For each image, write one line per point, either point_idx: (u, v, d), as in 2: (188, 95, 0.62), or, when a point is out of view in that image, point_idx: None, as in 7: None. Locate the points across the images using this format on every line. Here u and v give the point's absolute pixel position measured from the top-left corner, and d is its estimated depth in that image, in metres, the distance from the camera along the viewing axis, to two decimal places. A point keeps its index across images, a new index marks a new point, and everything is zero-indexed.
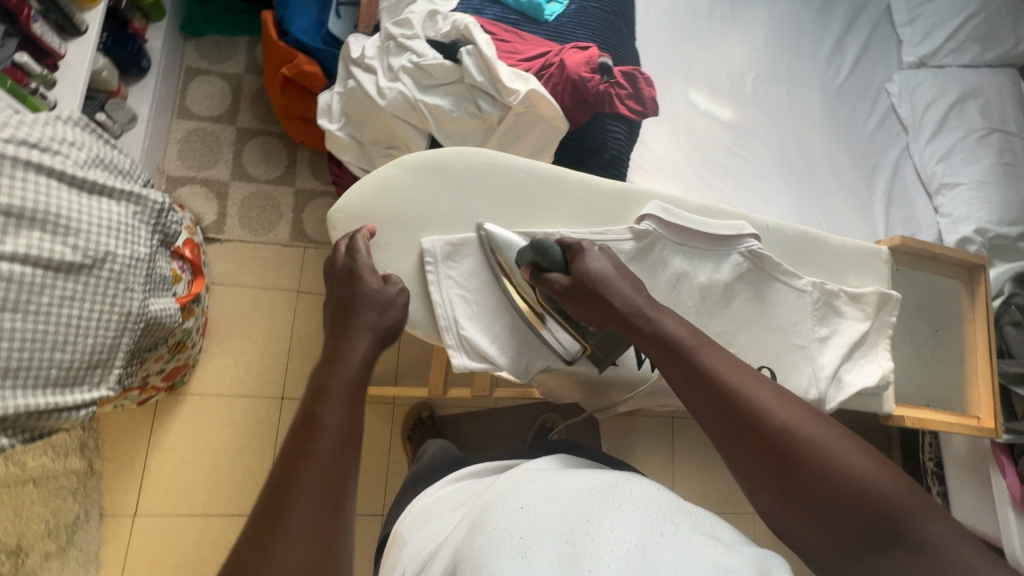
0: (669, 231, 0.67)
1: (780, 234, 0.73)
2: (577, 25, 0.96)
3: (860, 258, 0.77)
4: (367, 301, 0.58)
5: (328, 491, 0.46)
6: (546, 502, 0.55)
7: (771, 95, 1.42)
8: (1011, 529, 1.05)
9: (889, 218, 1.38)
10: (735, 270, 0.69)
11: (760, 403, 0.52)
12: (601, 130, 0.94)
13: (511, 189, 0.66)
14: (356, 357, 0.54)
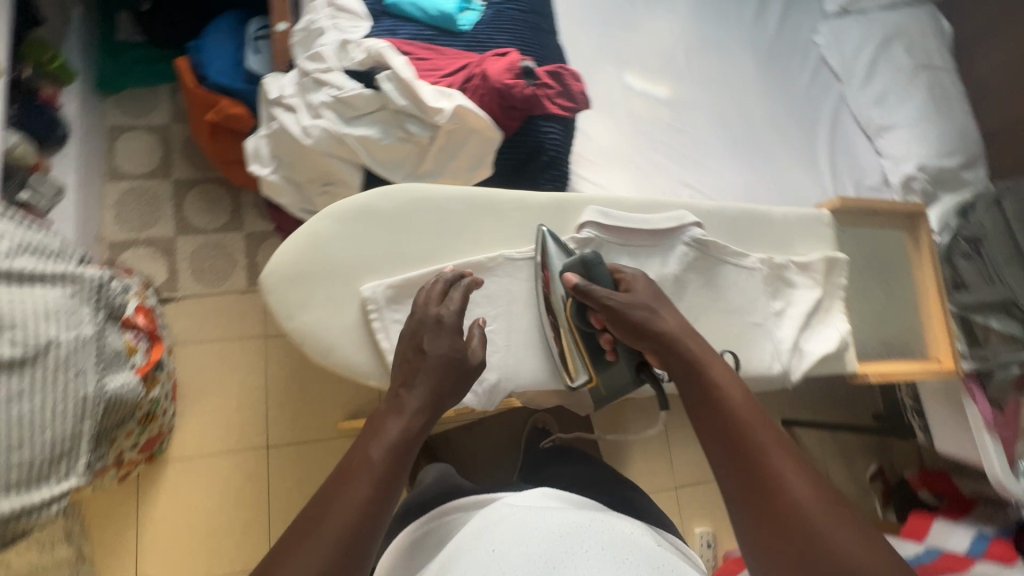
0: (609, 233, 0.69)
1: (722, 216, 0.74)
2: (495, 31, 0.95)
3: (804, 225, 0.78)
4: (441, 343, 0.59)
5: (352, 537, 0.46)
6: (521, 538, 0.60)
7: (704, 66, 1.43)
8: (988, 453, 1.09)
9: (836, 168, 1.40)
10: (683, 260, 0.70)
11: (762, 452, 0.51)
12: (537, 134, 0.93)
13: (442, 223, 0.69)
14: (416, 410, 0.55)
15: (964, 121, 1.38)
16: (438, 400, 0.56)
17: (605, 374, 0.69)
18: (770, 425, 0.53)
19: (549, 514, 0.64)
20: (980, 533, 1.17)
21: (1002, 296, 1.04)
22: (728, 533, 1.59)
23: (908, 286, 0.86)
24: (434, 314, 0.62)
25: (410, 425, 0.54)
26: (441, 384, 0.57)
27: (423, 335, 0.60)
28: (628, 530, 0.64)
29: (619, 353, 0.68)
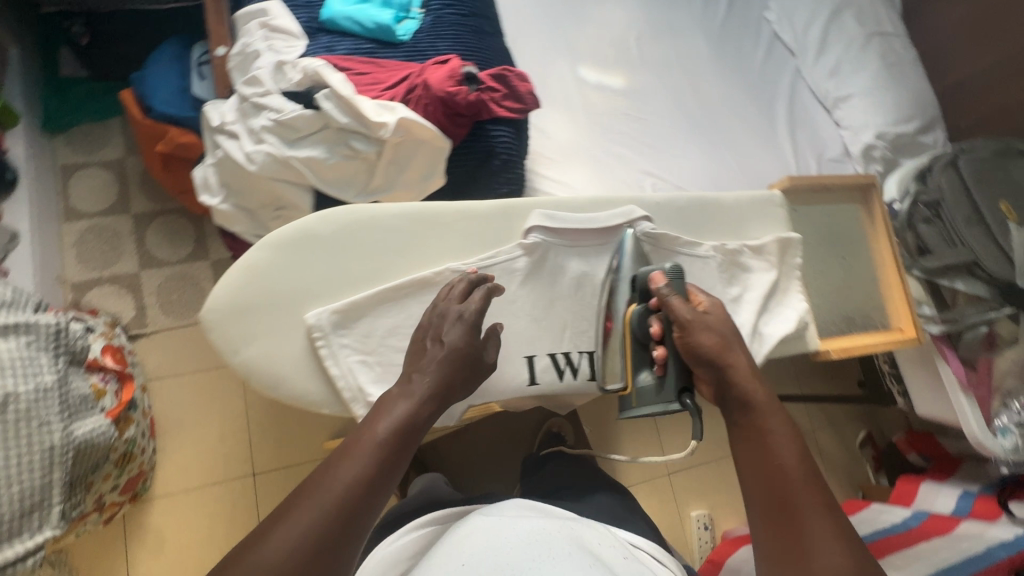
0: (558, 237, 0.67)
1: (672, 207, 0.74)
2: (435, 39, 0.94)
3: (758, 207, 0.78)
4: (456, 335, 0.58)
5: (346, 513, 0.47)
6: (495, 544, 0.64)
7: (658, 53, 1.43)
8: (966, 415, 1.09)
9: (796, 142, 1.40)
10: (634, 255, 0.69)
11: (807, 513, 0.51)
12: (487, 138, 0.92)
13: (387, 240, 0.64)
14: (424, 399, 0.55)
15: (919, 85, 1.38)
16: (445, 391, 0.56)
17: (642, 384, 0.65)
18: (822, 488, 0.53)
19: (524, 519, 0.68)
20: (966, 492, 1.19)
21: (965, 258, 1.05)
22: (724, 514, 1.60)
23: (866, 258, 0.87)
24: (459, 309, 0.60)
25: (414, 412, 0.54)
26: (450, 375, 0.57)
27: (441, 325, 0.59)
28: (595, 542, 0.70)
29: (667, 371, 0.63)
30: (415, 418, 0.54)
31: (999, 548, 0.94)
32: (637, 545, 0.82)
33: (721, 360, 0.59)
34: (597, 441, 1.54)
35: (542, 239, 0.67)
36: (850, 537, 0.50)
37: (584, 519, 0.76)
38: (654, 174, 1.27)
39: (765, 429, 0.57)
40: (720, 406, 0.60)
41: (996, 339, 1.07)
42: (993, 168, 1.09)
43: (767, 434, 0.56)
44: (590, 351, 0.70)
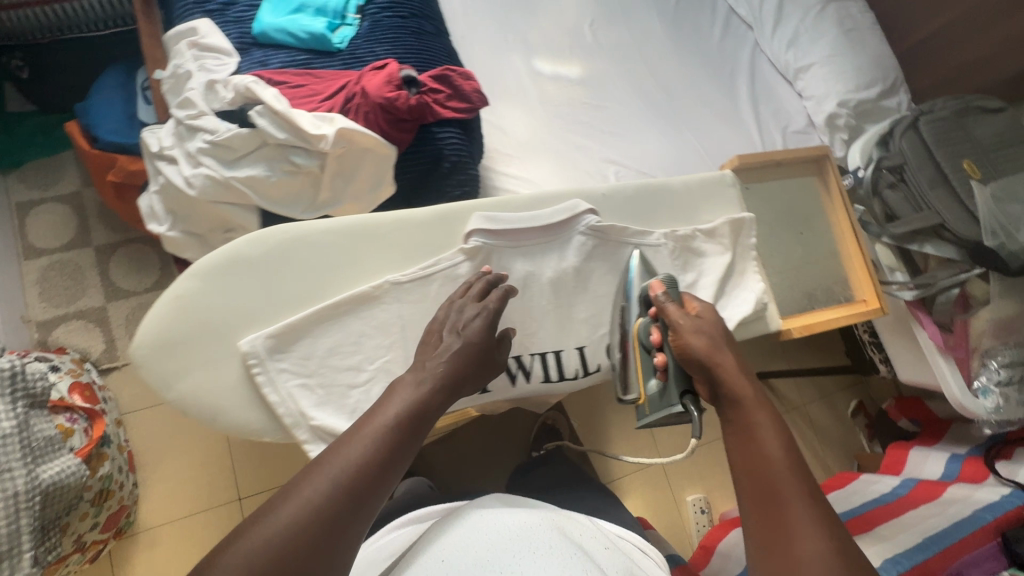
0: (500, 240, 0.65)
1: (619, 196, 0.72)
2: (373, 44, 0.92)
3: (708, 190, 0.76)
4: (473, 331, 0.58)
5: (351, 501, 0.46)
6: (484, 536, 0.65)
7: (613, 38, 1.41)
8: (946, 376, 1.10)
9: (760, 117, 1.39)
10: (581, 251, 0.68)
11: (793, 506, 0.49)
12: (433, 141, 0.90)
13: (321, 257, 0.61)
14: (434, 384, 0.55)
15: (879, 48, 1.36)
16: (457, 384, 0.56)
17: (650, 392, 0.63)
18: (811, 483, 0.51)
19: (509, 513, 0.69)
20: (954, 455, 1.18)
21: (931, 221, 1.02)
22: (720, 495, 1.60)
23: (824, 230, 0.87)
24: (479, 306, 0.60)
25: (428, 401, 0.54)
26: (462, 369, 0.57)
27: (456, 317, 0.59)
28: (578, 534, 0.69)
29: (670, 376, 0.62)
30: (427, 409, 0.54)
31: (985, 511, 0.93)
32: (621, 536, 0.83)
33: (713, 359, 0.58)
34: (587, 434, 1.54)
35: (484, 242, 0.65)
36: (838, 532, 0.47)
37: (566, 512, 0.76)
38: (618, 161, 1.25)
39: (754, 423, 0.55)
40: (715, 407, 0.58)
41: (970, 300, 1.05)
42: (953, 127, 1.07)
43: (755, 428, 0.54)
44: (542, 352, 0.68)
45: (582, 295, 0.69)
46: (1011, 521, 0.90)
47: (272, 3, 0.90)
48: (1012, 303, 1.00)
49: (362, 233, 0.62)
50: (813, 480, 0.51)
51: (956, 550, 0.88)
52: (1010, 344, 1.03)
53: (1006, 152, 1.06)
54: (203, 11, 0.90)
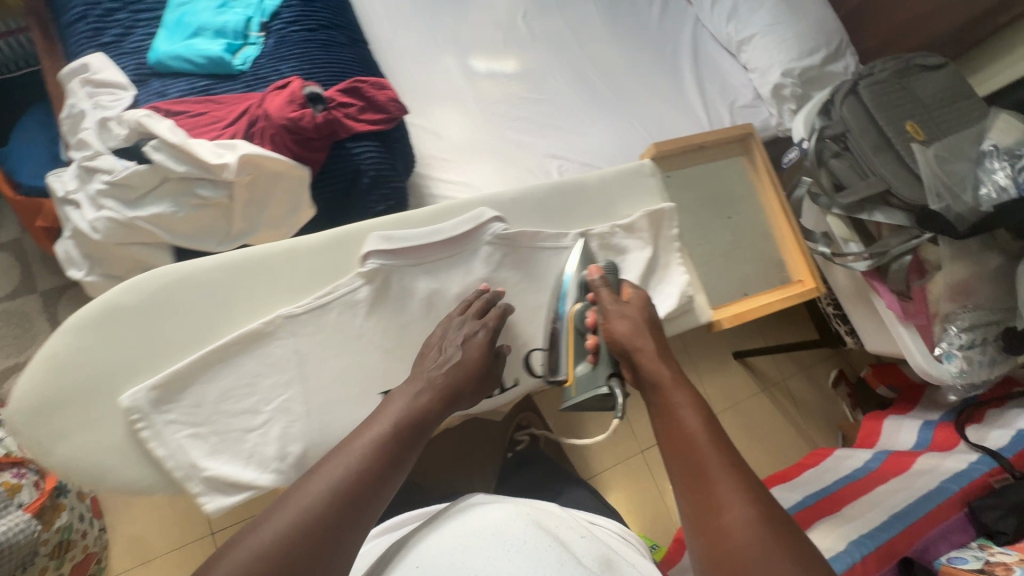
0: (400, 259, 0.62)
1: (533, 198, 0.70)
2: (278, 62, 0.89)
3: (626, 181, 0.75)
4: (474, 346, 0.63)
5: (351, 502, 0.49)
6: (461, 538, 0.65)
7: (549, 28, 1.37)
8: (908, 344, 1.07)
9: (705, 95, 1.35)
10: (489, 261, 0.66)
11: (718, 476, 0.51)
12: (349, 157, 0.87)
13: (212, 295, 0.61)
14: (427, 395, 0.58)
15: (821, 12, 1.32)
16: (454, 396, 0.60)
17: (579, 374, 0.66)
18: (731, 452, 0.53)
19: (485, 514, 0.69)
20: (927, 422, 1.15)
21: (877, 188, 0.99)
22: None
23: (757, 210, 0.89)
24: (477, 323, 0.64)
25: (427, 410, 0.57)
26: (463, 381, 0.61)
27: (451, 334, 0.63)
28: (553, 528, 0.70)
29: (599, 358, 0.65)
30: (424, 417, 0.57)
31: (950, 481, 0.92)
32: (596, 521, 0.86)
33: (638, 347, 0.61)
34: (563, 432, 1.52)
35: (384, 263, 0.62)
36: (762, 495, 0.50)
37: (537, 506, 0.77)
38: (562, 154, 1.22)
39: (673, 404, 0.57)
40: (637, 389, 0.62)
41: (924, 265, 1.02)
42: (894, 88, 1.03)
43: (676, 407, 0.57)
44: None
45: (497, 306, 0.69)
46: (976, 492, 0.89)
47: (168, 29, 0.87)
48: (965, 265, 0.97)
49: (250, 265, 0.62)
50: (734, 449, 0.54)
51: (923, 525, 0.86)
52: (970, 307, 0.99)
53: (951, 109, 1.02)
54: (96, 44, 0.87)
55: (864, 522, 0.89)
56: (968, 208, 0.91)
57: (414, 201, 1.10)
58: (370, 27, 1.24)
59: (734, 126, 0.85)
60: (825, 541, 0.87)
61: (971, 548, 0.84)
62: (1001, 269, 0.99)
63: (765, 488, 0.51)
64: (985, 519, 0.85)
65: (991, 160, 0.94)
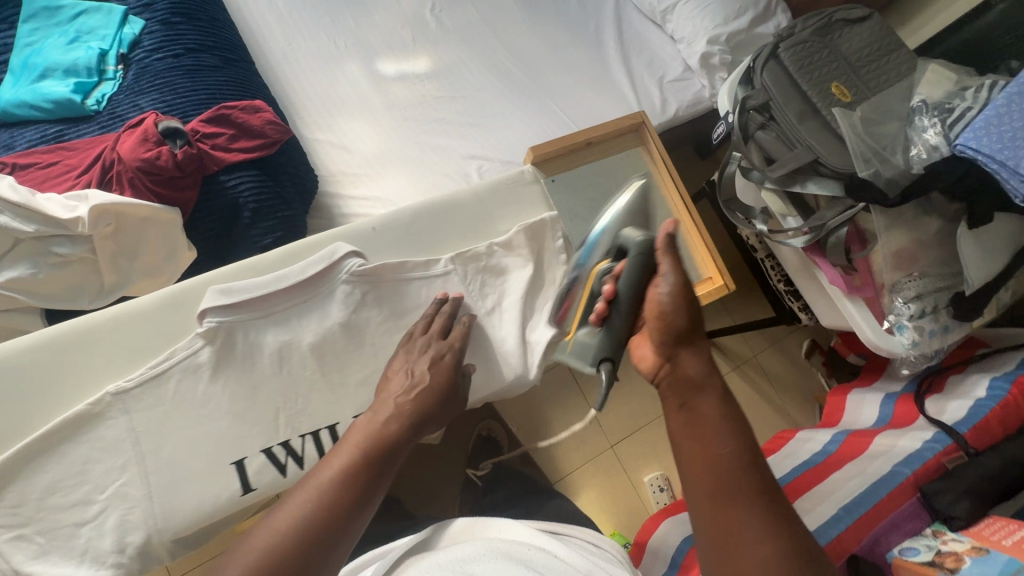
0: (240, 314, 0.56)
1: (395, 226, 0.66)
2: (136, 96, 0.83)
3: (501, 192, 0.71)
4: (443, 370, 0.58)
5: (312, 548, 0.46)
6: (443, 568, 0.63)
7: (461, 19, 1.28)
8: (855, 318, 0.98)
9: (632, 72, 1.27)
10: (348, 303, 0.60)
11: (745, 506, 0.47)
12: (224, 192, 0.81)
13: (22, 387, 0.54)
14: (402, 422, 0.54)
15: None
16: (422, 421, 0.55)
17: (582, 337, 0.62)
18: (765, 478, 0.49)
19: (459, 548, 0.68)
20: (888, 395, 1.09)
21: (805, 158, 0.91)
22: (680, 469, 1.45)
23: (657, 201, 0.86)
24: (444, 344, 0.60)
25: (392, 440, 0.53)
26: (428, 407, 0.56)
27: (418, 361, 0.58)
28: (523, 551, 0.68)
29: (605, 326, 0.61)
30: (392, 444, 0.53)
31: (902, 464, 0.88)
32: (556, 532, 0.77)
33: (688, 333, 0.57)
34: (527, 436, 1.42)
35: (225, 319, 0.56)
36: (789, 531, 0.46)
37: (506, 527, 0.74)
38: (482, 155, 1.14)
39: (709, 412, 0.52)
40: (663, 386, 0.56)
41: (864, 234, 0.96)
42: (817, 48, 0.96)
43: (711, 417, 0.52)
44: (314, 430, 0.59)
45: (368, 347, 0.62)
46: (929, 475, 0.85)
47: (14, 75, 0.82)
48: (903, 232, 0.90)
49: (76, 338, 0.56)
50: (766, 472, 0.50)
51: (872, 517, 0.82)
52: (916, 275, 0.93)
53: (879, 64, 0.95)
54: None
55: (813, 517, 0.84)
56: (899, 170, 0.84)
57: (322, 222, 1.04)
58: (264, 41, 1.16)
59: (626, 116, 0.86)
60: None
61: (924, 536, 0.79)
62: (943, 232, 0.92)
63: (792, 522, 0.47)
64: (937, 504, 0.80)
65: (920, 117, 0.87)
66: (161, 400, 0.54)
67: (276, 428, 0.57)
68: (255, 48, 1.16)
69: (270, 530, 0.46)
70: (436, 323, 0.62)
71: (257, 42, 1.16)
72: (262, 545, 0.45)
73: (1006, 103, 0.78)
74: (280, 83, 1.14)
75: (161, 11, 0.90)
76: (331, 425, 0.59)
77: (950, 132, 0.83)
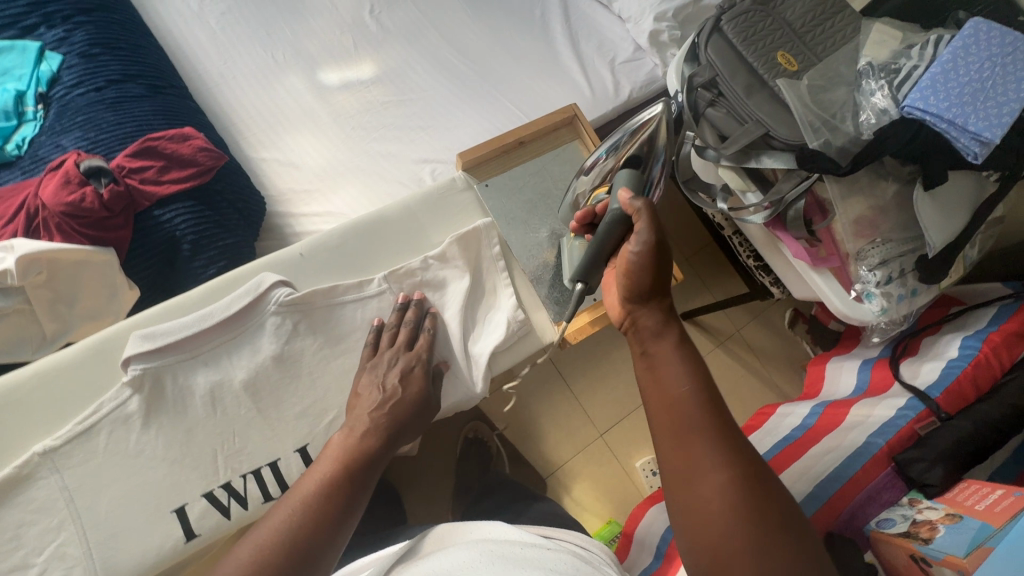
0: (165, 358, 0.58)
1: (326, 248, 0.68)
2: (58, 136, 0.81)
3: (431, 206, 0.73)
4: (414, 381, 0.61)
5: (320, 524, 0.49)
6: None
7: (402, 18, 1.23)
8: (822, 288, 0.96)
9: (582, 56, 1.23)
10: (279, 334, 0.62)
11: (698, 440, 0.49)
12: (159, 227, 0.79)
13: None
14: (396, 413, 0.58)
15: None
16: (397, 433, 0.58)
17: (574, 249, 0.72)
18: (718, 412, 0.51)
19: (447, 554, 0.57)
20: (865, 361, 1.08)
21: (756, 133, 0.89)
22: None
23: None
24: (411, 355, 0.62)
25: (373, 453, 0.56)
26: (403, 416, 0.59)
27: (388, 375, 0.60)
28: (518, 548, 0.57)
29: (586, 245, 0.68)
30: (377, 451, 0.56)
31: (876, 434, 0.87)
32: (548, 537, 0.66)
33: (653, 290, 0.58)
34: (515, 435, 1.40)
35: (151, 364, 0.58)
36: (742, 458, 0.49)
37: (494, 527, 0.62)
38: (433, 157, 1.10)
39: (665, 359, 0.55)
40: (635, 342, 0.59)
41: (825, 204, 0.93)
42: (760, 17, 0.92)
43: (664, 364, 0.55)
44: (255, 469, 0.60)
45: (305, 374, 0.63)
46: (903, 443, 0.84)
47: None
48: (861, 199, 0.88)
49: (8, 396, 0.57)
50: (720, 401, 0.52)
51: (847, 492, 0.82)
52: (878, 242, 0.90)
53: (824, 28, 0.92)
54: None
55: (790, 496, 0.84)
56: (849, 138, 0.82)
57: (274, 243, 1.01)
58: (200, 63, 1.13)
59: (556, 110, 0.81)
60: None
61: (901, 506, 0.79)
62: (901, 195, 0.90)
63: (747, 448, 0.49)
64: (911, 473, 0.79)
65: (868, 80, 0.85)
66: (93, 454, 0.56)
67: (217, 471, 0.59)
68: (190, 71, 1.12)
69: (279, 520, 0.49)
70: (401, 326, 0.65)
71: (193, 65, 1.13)
72: (256, 552, 0.46)
73: (951, 59, 0.76)
74: (220, 105, 1.11)
75: (79, 44, 0.87)
76: (272, 461, 0.60)
77: (898, 94, 0.81)
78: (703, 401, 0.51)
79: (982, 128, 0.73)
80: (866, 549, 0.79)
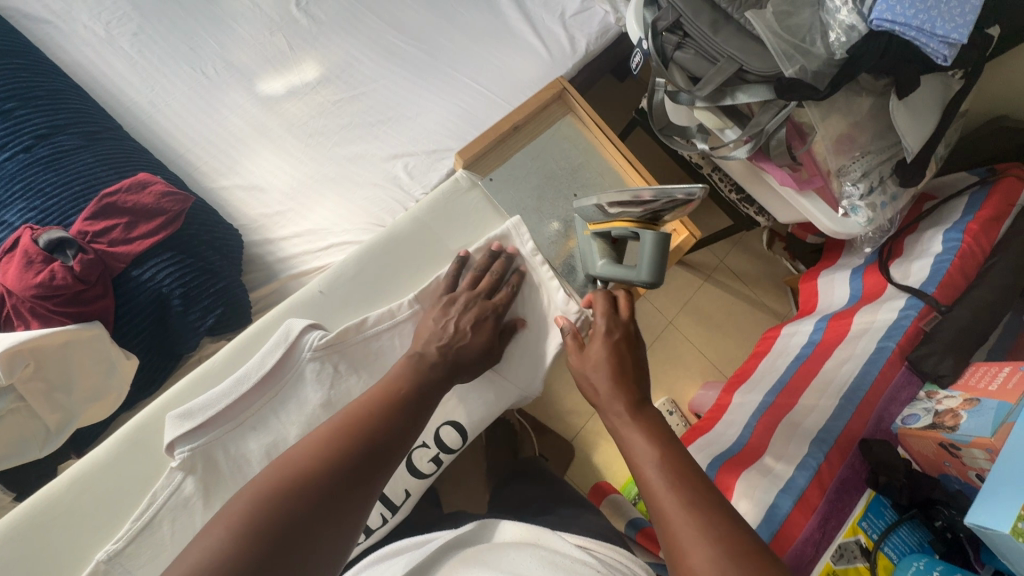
0: (207, 433, 0.56)
1: (347, 274, 0.71)
2: (2, 211, 0.73)
3: (440, 212, 0.75)
4: (485, 328, 0.64)
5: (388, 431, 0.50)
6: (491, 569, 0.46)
7: (332, 6, 1.14)
8: (812, 212, 0.99)
9: (529, 13, 1.18)
10: (321, 376, 0.61)
11: (675, 514, 0.45)
12: (142, 287, 0.73)
13: (25, 565, 0.54)
14: (473, 344, 0.62)
15: None
16: (461, 374, 0.61)
17: (593, 249, 0.70)
18: (688, 483, 0.47)
19: (497, 549, 0.51)
20: (855, 271, 1.13)
21: (729, 71, 0.87)
22: (684, 388, 1.48)
23: (600, 166, 0.83)
24: (489, 303, 0.66)
25: (434, 383, 0.57)
26: (473, 357, 0.62)
27: (463, 318, 0.64)
28: (567, 562, 0.49)
29: (614, 263, 0.67)
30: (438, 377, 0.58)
31: (885, 338, 0.91)
32: (587, 545, 0.54)
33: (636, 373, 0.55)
34: (535, 407, 1.41)
35: (196, 441, 0.57)
36: (734, 532, 0.43)
37: (554, 536, 0.53)
38: (404, 151, 1.03)
39: (630, 440, 0.52)
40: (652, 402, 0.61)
41: (802, 128, 0.93)
42: None
43: (630, 449, 0.52)
44: None
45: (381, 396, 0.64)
46: (911, 342, 0.90)
47: None
48: (838, 118, 0.88)
49: (72, 498, 0.57)
50: (691, 473, 0.48)
51: (872, 401, 0.87)
52: (859, 155, 0.93)
53: None
54: None
55: (819, 414, 0.89)
56: (822, 61, 0.81)
57: (259, 275, 0.95)
58: (124, 95, 1.02)
59: (543, 89, 0.84)
60: (788, 449, 0.87)
61: (920, 400, 0.86)
62: (875, 106, 0.92)
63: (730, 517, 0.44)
64: (925, 368, 0.86)
65: None
66: (161, 545, 0.54)
67: None
68: (114, 105, 1.02)
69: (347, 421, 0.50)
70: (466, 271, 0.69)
71: (115, 97, 1.02)
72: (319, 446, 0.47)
73: None
74: (159, 136, 1.01)
75: None
76: None
77: (863, 8, 0.78)
78: (674, 472, 0.48)
79: (950, 30, 0.72)
80: (897, 446, 0.86)
